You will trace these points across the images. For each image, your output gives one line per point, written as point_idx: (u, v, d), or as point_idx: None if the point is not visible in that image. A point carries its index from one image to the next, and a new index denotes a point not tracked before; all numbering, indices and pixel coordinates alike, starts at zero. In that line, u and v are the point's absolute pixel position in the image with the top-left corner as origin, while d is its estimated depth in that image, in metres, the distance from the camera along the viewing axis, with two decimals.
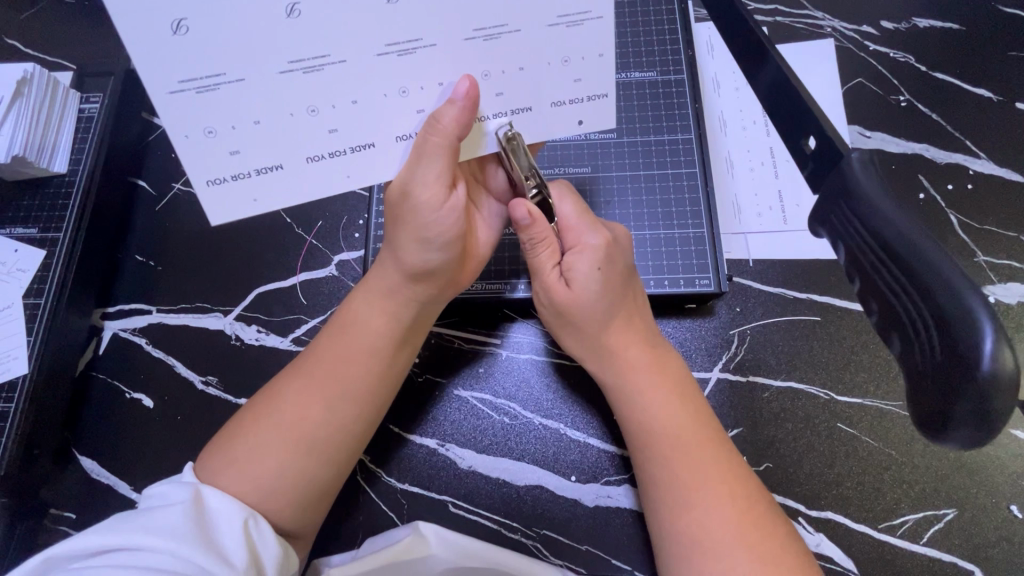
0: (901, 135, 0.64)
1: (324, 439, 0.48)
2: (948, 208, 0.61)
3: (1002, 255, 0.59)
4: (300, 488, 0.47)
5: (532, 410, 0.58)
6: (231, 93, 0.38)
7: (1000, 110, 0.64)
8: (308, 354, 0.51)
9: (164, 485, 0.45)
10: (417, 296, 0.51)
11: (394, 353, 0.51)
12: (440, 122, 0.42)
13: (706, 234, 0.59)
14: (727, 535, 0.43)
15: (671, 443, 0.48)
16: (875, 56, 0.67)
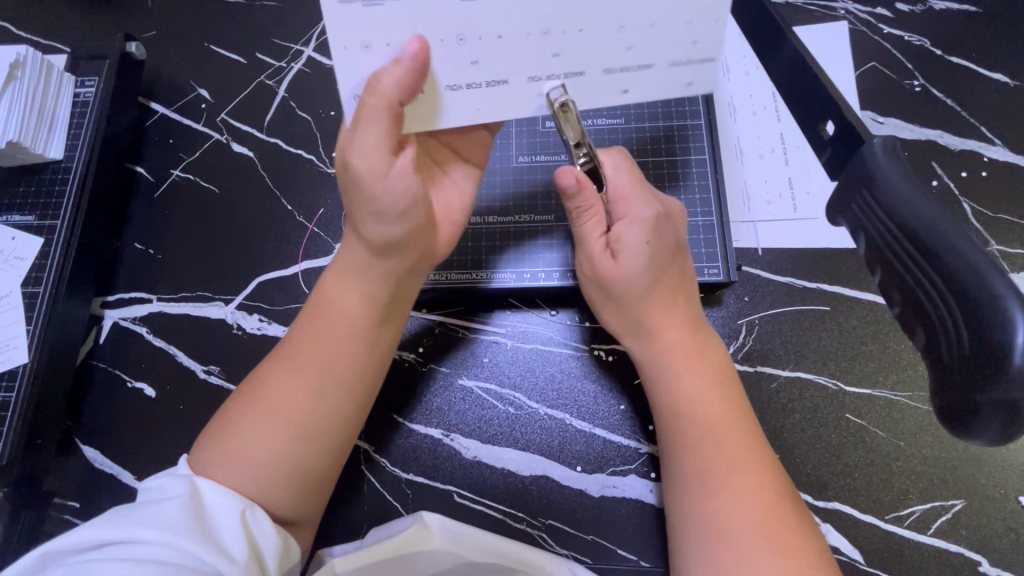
0: (915, 121, 0.62)
1: (298, 421, 0.47)
2: (961, 196, 0.60)
3: (1015, 244, 0.58)
4: (277, 470, 0.46)
5: (537, 399, 0.57)
6: (393, 11, 0.39)
7: (1017, 96, 0.62)
8: (285, 342, 0.50)
9: (158, 479, 0.44)
10: (386, 271, 0.49)
11: (365, 334, 0.50)
12: (380, 83, 0.40)
13: (714, 222, 0.58)
14: (745, 516, 0.43)
15: (703, 420, 0.48)
16: (888, 39, 0.65)
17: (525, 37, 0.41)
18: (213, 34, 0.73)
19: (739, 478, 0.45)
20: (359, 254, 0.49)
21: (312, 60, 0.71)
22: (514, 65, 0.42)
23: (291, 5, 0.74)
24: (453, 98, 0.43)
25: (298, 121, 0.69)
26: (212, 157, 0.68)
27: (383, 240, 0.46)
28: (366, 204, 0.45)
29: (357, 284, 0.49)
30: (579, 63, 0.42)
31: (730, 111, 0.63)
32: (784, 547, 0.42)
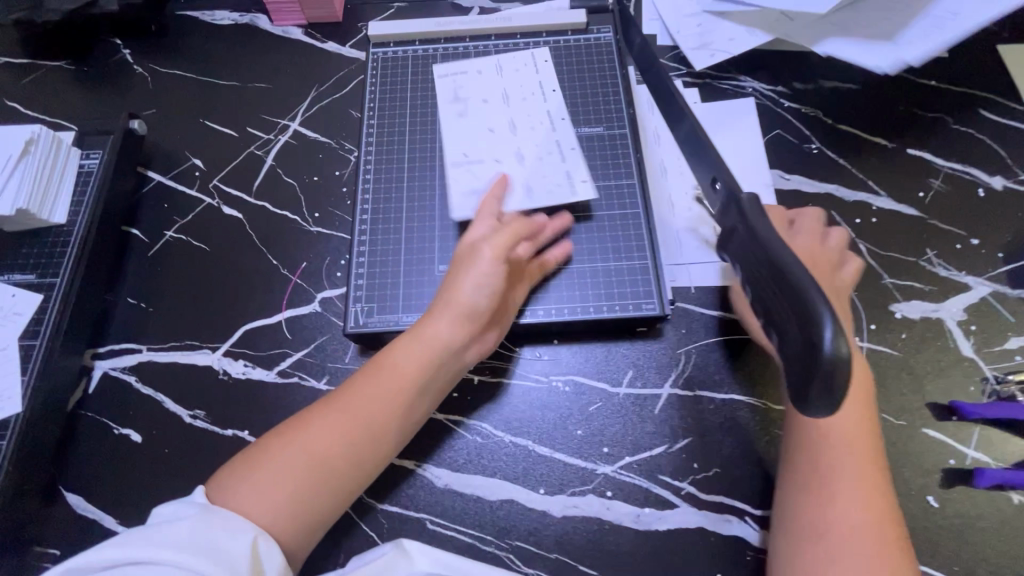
0: (814, 178, 0.74)
1: (365, 465, 0.54)
2: (857, 238, 0.70)
3: (906, 277, 0.68)
4: (301, 512, 0.51)
5: (502, 428, 0.63)
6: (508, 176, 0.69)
7: (894, 156, 0.75)
8: (344, 390, 0.56)
9: (172, 508, 0.48)
10: (443, 345, 0.58)
11: (412, 398, 0.57)
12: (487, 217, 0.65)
13: (650, 265, 0.66)
14: (866, 513, 0.50)
15: (844, 439, 0.53)
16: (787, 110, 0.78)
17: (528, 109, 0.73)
18: (209, 112, 0.83)
19: (848, 479, 0.51)
20: (450, 313, 0.59)
21: (297, 132, 0.80)
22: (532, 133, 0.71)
23: (280, 88, 0.84)
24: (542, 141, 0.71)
25: (284, 185, 0.77)
26: (205, 219, 0.76)
27: (468, 305, 0.59)
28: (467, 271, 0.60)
29: (440, 341, 0.58)
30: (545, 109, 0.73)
31: (660, 169, 0.74)
32: (883, 551, 0.49)
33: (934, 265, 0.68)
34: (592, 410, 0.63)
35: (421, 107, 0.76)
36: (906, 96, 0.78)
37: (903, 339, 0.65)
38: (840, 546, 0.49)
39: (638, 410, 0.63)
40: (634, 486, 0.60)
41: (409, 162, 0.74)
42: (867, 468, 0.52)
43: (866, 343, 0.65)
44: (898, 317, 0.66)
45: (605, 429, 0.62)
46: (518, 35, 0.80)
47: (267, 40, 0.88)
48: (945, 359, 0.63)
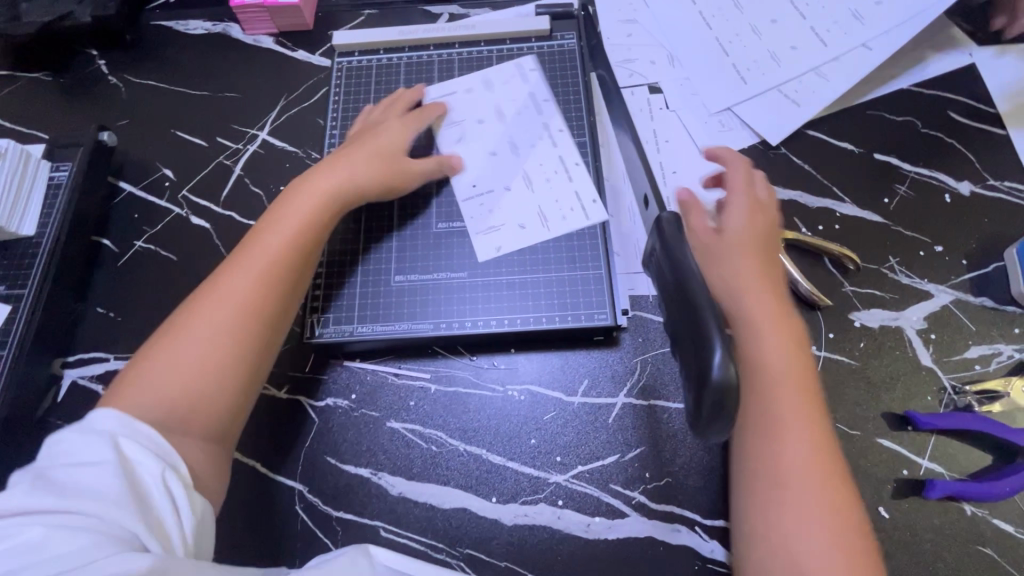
0: (779, 184, 0.73)
1: (240, 346, 0.55)
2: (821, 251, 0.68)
3: (868, 285, 0.67)
4: (183, 413, 0.52)
5: (457, 436, 0.63)
6: (516, 214, 0.70)
7: (861, 161, 0.74)
8: (202, 296, 0.56)
9: (61, 442, 0.46)
10: (299, 248, 0.60)
11: (274, 290, 0.58)
12: (377, 155, 0.68)
13: (603, 275, 0.67)
14: (812, 440, 0.49)
15: (784, 376, 0.51)
16: (750, 111, 0.77)
17: (525, 133, 0.75)
18: (180, 122, 0.84)
19: (798, 415, 0.50)
20: (294, 210, 0.62)
21: (265, 142, 0.81)
22: (535, 159, 0.73)
23: (250, 97, 0.85)
24: (538, 166, 0.72)
25: (252, 194, 0.78)
26: (173, 229, 0.77)
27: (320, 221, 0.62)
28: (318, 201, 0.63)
29: (291, 228, 0.61)
30: (541, 130, 0.74)
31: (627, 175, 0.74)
32: (823, 492, 0.48)
33: (896, 272, 0.68)
34: (547, 419, 0.63)
35: None
36: (875, 99, 0.77)
37: (861, 348, 0.64)
38: (785, 485, 0.48)
39: (593, 419, 0.63)
40: (585, 495, 0.60)
41: None
42: (809, 410, 0.50)
43: (823, 351, 0.64)
44: (857, 325, 0.65)
45: (558, 437, 0.62)
46: (483, 42, 0.80)
47: (238, 48, 0.89)
48: (902, 369, 0.63)
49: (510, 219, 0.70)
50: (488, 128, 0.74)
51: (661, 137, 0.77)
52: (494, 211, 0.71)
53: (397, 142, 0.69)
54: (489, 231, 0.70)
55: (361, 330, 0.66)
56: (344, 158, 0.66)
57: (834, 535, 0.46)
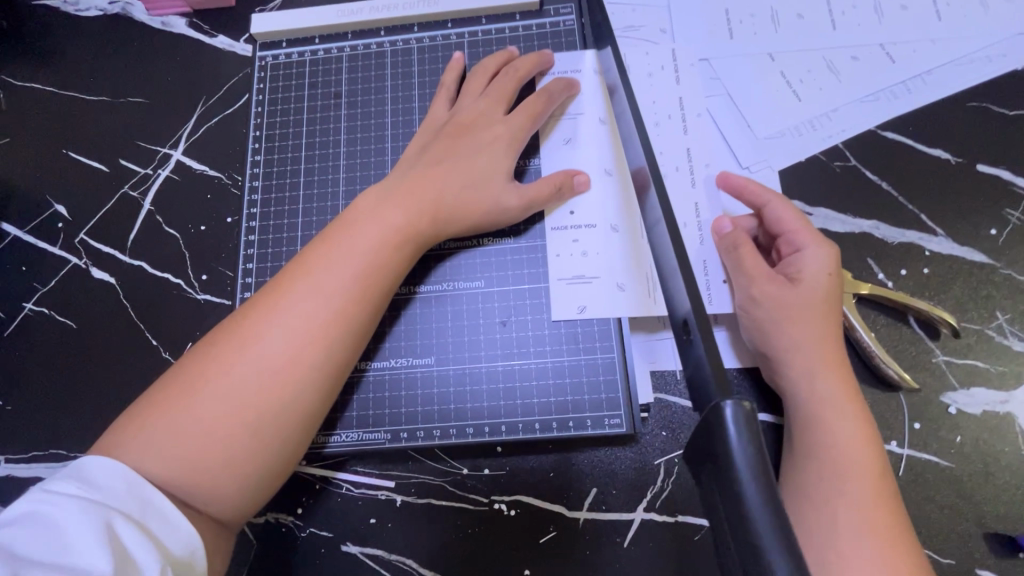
0: (848, 211, 0.55)
1: (279, 412, 0.43)
2: (908, 309, 0.52)
3: (966, 354, 0.51)
4: (189, 483, 0.40)
5: (432, 566, 0.50)
6: (601, 270, 0.52)
7: (961, 175, 0.55)
8: (237, 320, 0.45)
9: (44, 510, 0.35)
10: (344, 278, 0.46)
11: (317, 335, 0.44)
12: (456, 154, 0.52)
13: (616, 360, 0.51)
14: (876, 529, 0.40)
15: (850, 469, 0.42)
16: (801, 107, 0.58)
17: (588, 154, 0.56)
18: (72, 138, 0.66)
19: (866, 518, 0.41)
20: (365, 234, 0.47)
21: (180, 165, 0.63)
22: (610, 190, 0.54)
23: (158, 101, 0.66)
24: (623, 197, 0.54)
25: (166, 237, 0.61)
26: (69, 286, 0.60)
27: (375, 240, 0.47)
28: (372, 212, 0.49)
29: (365, 260, 0.47)
30: (603, 150, 0.56)
31: (685, 185, 0.56)
32: None
33: (1006, 336, 0.51)
34: (545, 542, 0.49)
35: (320, 132, 0.61)
36: (978, 85, 0.57)
37: (957, 444, 0.49)
38: None
39: (604, 543, 0.49)
40: None
41: (304, 204, 0.59)
42: (882, 510, 0.41)
43: (907, 449, 0.49)
44: (953, 412, 0.50)
45: (561, 567, 0.49)
46: (449, 22, 0.63)
47: (138, 33, 0.68)
48: (1010, 471, 0.48)
49: (597, 267, 0.53)
50: (563, 149, 0.56)
51: (695, 142, 0.57)
52: (580, 265, 0.53)
53: (490, 156, 0.52)
54: (578, 281, 0.52)
55: (322, 435, 0.52)
56: (429, 168, 0.51)
57: None
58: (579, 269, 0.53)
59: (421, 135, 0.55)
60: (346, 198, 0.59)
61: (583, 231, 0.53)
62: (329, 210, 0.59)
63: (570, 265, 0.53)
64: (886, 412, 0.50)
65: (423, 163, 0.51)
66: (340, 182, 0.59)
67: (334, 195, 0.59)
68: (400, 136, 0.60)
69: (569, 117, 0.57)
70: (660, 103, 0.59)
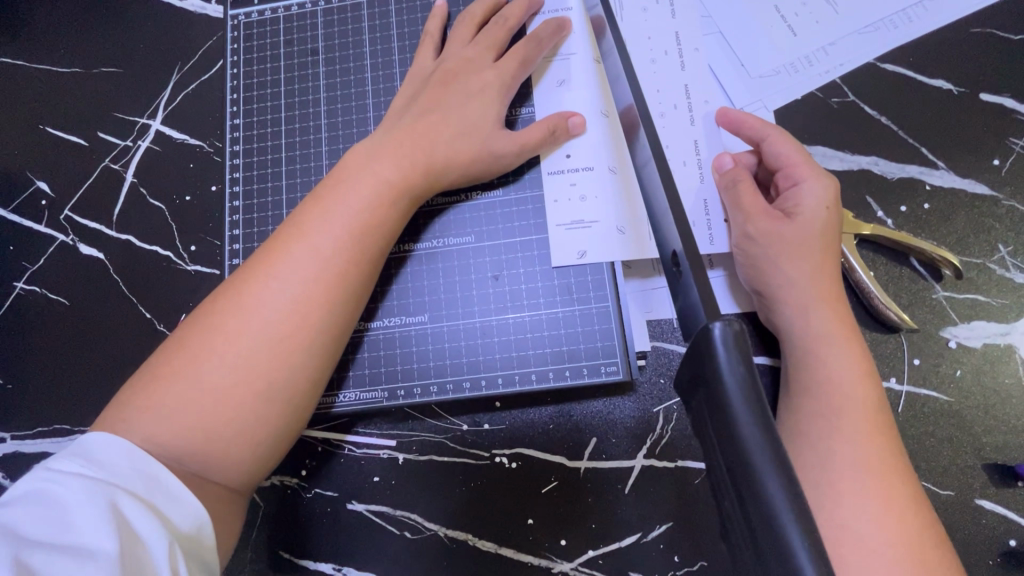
0: (846, 148, 0.53)
1: (277, 376, 0.42)
2: (908, 249, 0.51)
3: (967, 289, 0.50)
4: (193, 450, 0.40)
5: (437, 520, 0.50)
6: (599, 214, 0.51)
7: (965, 106, 0.53)
8: (228, 286, 0.44)
9: (48, 489, 0.35)
10: (336, 238, 0.45)
11: (311, 297, 0.43)
12: (443, 103, 0.50)
13: (612, 308, 0.50)
14: (871, 463, 0.40)
15: (846, 405, 0.42)
16: (797, 41, 0.56)
17: (580, 97, 0.54)
18: (47, 113, 0.64)
19: (861, 452, 0.41)
20: (356, 191, 0.46)
21: (160, 135, 0.62)
22: (605, 132, 0.53)
23: (132, 70, 0.64)
24: (618, 140, 0.53)
25: (151, 209, 0.60)
26: (58, 263, 0.60)
27: (365, 196, 0.46)
28: (357, 168, 0.47)
29: (358, 217, 0.46)
30: (595, 92, 0.54)
31: (684, 123, 0.54)
32: (911, 556, 0.38)
33: (1009, 268, 0.50)
34: (547, 492, 0.50)
35: (299, 92, 0.59)
36: (983, 9, 0.55)
37: (958, 378, 0.49)
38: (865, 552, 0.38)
39: (606, 490, 0.49)
40: None
41: (287, 167, 0.58)
42: (877, 444, 0.41)
43: (907, 385, 0.49)
44: (952, 346, 0.49)
45: (563, 515, 0.49)
46: None
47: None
48: (1011, 403, 0.48)
49: (595, 211, 0.51)
50: (555, 93, 0.54)
51: (690, 82, 0.55)
52: (577, 211, 0.52)
53: (482, 105, 0.50)
54: (577, 225, 0.51)
55: (327, 397, 0.51)
56: (417, 120, 0.49)
57: None
58: (575, 216, 0.52)
59: (407, 88, 0.53)
60: (329, 159, 0.57)
61: (580, 175, 0.52)
62: (313, 172, 0.57)
63: (566, 211, 0.52)
64: (885, 349, 0.49)
65: (408, 114, 0.50)
66: (322, 142, 0.58)
67: (317, 156, 0.58)
68: (381, 92, 0.58)
69: (562, 58, 0.55)
70: (652, 41, 0.56)
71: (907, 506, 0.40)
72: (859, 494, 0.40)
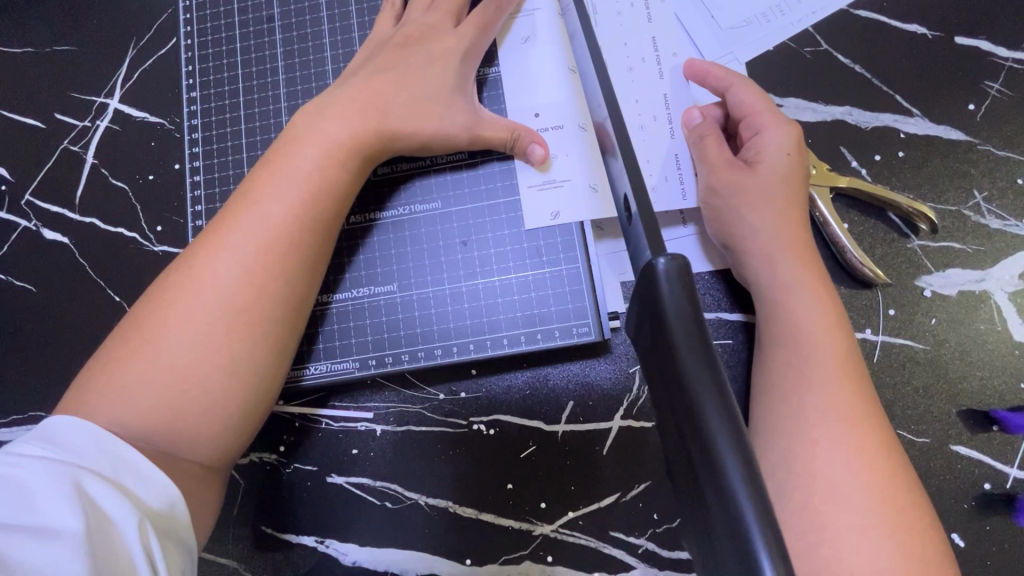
0: (818, 99, 0.52)
1: (241, 348, 0.42)
2: (886, 204, 0.50)
3: (941, 237, 0.49)
4: (159, 428, 0.39)
5: (416, 489, 0.50)
6: (568, 174, 0.50)
7: (938, 50, 0.52)
8: (186, 260, 0.43)
9: (7, 471, 0.34)
10: (293, 206, 0.44)
11: (270, 267, 0.43)
12: (402, 65, 0.48)
13: (583, 270, 0.50)
14: (841, 407, 0.40)
15: (815, 352, 0.42)
16: None
17: (544, 54, 0.52)
18: (0, 95, 0.62)
19: (832, 398, 0.40)
20: (306, 154, 0.45)
21: (118, 113, 0.60)
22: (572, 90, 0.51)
23: (84, 47, 0.62)
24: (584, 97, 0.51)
25: (114, 191, 0.59)
26: (20, 249, 0.58)
27: (319, 162, 0.45)
28: (315, 132, 0.46)
29: (310, 181, 0.45)
30: (558, 48, 0.52)
31: (653, 74, 0.53)
32: (881, 497, 0.38)
33: (983, 215, 0.50)
34: (526, 456, 0.50)
35: (257, 62, 0.58)
36: None
37: (933, 326, 0.48)
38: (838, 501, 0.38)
39: (584, 452, 0.49)
40: (582, 547, 0.48)
41: (249, 140, 0.57)
42: (849, 388, 0.41)
43: (882, 335, 0.48)
44: (927, 296, 0.49)
45: (542, 479, 0.49)
46: None
47: None
48: (987, 349, 0.48)
49: (565, 170, 0.50)
50: (518, 51, 0.52)
51: (658, 36, 0.54)
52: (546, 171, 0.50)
53: (444, 67, 0.49)
54: (548, 185, 0.50)
55: (294, 370, 0.51)
56: (370, 79, 0.48)
57: (902, 554, 0.37)
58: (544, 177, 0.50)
59: (366, 51, 0.52)
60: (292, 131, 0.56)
61: (548, 133, 0.51)
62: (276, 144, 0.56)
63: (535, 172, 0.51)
64: (860, 300, 0.49)
65: (366, 76, 0.48)
66: (282, 112, 0.56)
67: (279, 128, 0.56)
68: (341, 58, 0.56)
69: (525, 15, 0.53)
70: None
71: (881, 449, 0.40)
72: (833, 440, 0.39)
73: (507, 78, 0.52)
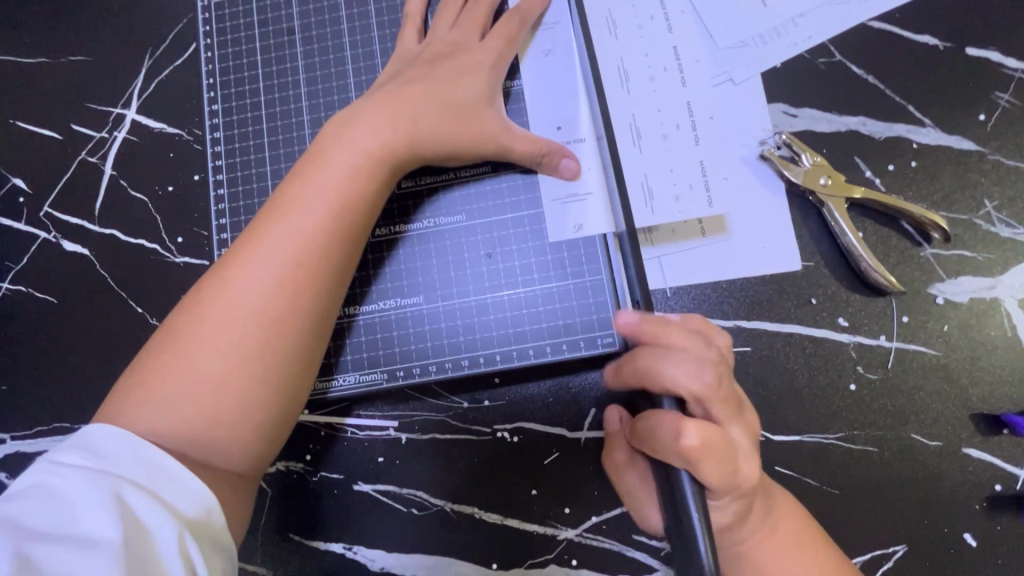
0: (833, 109, 0.53)
1: (275, 362, 0.43)
2: (899, 213, 0.51)
3: (953, 245, 0.51)
4: (197, 441, 0.40)
5: (442, 496, 0.51)
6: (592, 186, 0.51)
7: (950, 62, 0.53)
8: (218, 273, 0.44)
9: (52, 481, 0.35)
10: (324, 221, 0.44)
11: (301, 281, 0.44)
12: (428, 79, 0.49)
13: (606, 281, 0.50)
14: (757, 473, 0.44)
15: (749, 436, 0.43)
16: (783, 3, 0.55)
17: (566, 67, 0.53)
18: (17, 106, 0.62)
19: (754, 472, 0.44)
20: (336, 168, 0.46)
21: (137, 125, 0.60)
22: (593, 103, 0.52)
23: (101, 58, 0.61)
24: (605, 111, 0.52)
25: (133, 202, 0.59)
26: (41, 261, 0.59)
27: (349, 176, 0.46)
28: (343, 146, 0.46)
29: (341, 195, 0.45)
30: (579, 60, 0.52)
31: (676, 85, 0.54)
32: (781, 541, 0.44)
33: (994, 223, 0.51)
34: (549, 463, 0.51)
35: (277, 75, 0.58)
36: None
37: (945, 332, 0.50)
38: None
39: None
40: (605, 551, 0.50)
41: (270, 153, 0.57)
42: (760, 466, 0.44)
43: (896, 342, 0.50)
44: (940, 303, 0.50)
45: (565, 485, 0.51)
46: None
47: None
48: (997, 354, 0.49)
49: (588, 182, 0.51)
50: (539, 64, 0.53)
51: (677, 50, 0.55)
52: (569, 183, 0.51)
53: (469, 80, 0.49)
54: (571, 198, 0.51)
55: (321, 381, 0.52)
56: (397, 92, 0.48)
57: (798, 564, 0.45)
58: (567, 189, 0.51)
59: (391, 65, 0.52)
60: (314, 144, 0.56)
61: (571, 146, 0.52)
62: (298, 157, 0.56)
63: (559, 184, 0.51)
64: (875, 308, 0.50)
65: (393, 89, 0.49)
66: (304, 125, 0.57)
67: (300, 140, 0.57)
68: (361, 70, 0.57)
69: (547, 27, 0.53)
70: (638, 7, 0.55)
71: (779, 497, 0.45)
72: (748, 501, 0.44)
73: (530, 91, 0.53)
